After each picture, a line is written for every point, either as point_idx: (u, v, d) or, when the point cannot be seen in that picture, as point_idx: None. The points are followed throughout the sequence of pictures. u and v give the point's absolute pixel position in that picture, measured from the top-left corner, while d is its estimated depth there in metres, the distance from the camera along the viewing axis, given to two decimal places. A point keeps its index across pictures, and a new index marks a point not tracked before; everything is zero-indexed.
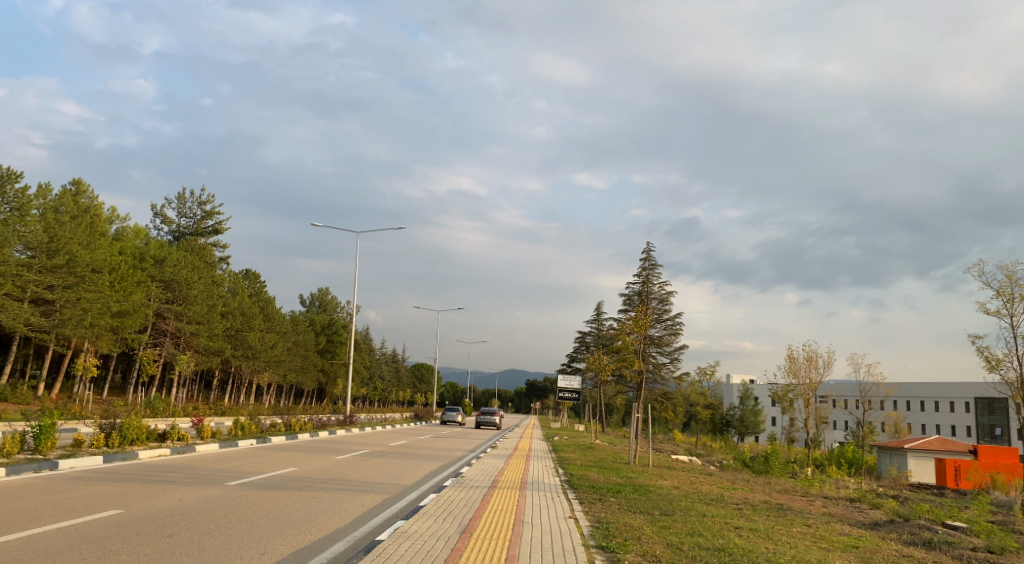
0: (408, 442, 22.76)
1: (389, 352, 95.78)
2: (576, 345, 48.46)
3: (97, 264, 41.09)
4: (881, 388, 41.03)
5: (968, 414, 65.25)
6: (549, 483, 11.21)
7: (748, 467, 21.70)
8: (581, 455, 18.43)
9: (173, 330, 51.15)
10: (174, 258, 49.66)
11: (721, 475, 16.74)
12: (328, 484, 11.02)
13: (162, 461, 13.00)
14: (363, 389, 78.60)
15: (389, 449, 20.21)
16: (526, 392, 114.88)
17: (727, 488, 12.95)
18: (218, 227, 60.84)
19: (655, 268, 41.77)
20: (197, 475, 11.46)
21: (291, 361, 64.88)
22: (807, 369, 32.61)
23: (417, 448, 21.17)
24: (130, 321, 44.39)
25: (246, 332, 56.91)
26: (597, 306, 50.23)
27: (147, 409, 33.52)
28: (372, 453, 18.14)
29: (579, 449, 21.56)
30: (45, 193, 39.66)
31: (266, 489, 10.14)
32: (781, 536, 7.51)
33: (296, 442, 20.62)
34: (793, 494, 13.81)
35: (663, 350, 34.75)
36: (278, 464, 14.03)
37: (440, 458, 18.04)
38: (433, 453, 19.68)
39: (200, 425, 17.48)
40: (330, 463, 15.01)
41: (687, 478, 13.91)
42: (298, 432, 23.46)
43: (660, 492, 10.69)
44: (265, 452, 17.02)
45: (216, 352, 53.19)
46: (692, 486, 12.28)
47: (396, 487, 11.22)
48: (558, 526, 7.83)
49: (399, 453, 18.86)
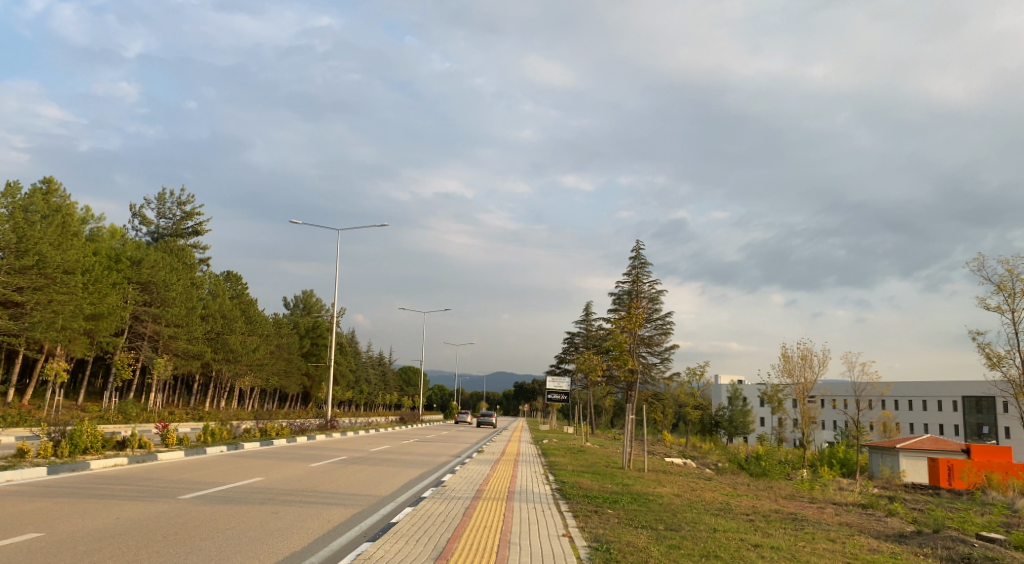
0: (391, 447, 21.70)
1: (375, 355, 94.55)
2: (565, 346, 47.53)
3: (69, 265, 39.76)
4: (874, 388, 40.30)
5: (956, 413, 64.84)
6: (539, 494, 10.17)
7: (745, 469, 20.86)
8: (571, 460, 17.44)
9: (150, 333, 49.77)
10: (151, 259, 48.31)
11: (721, 480, 15.85)
12: (294, 497, 9.89)
13: (115, 472, 11.90)
14: (348, 392, 77.37)
15: (370, 455, 19.16)
16: (515, 394, 113.99)
17: (732, 495, 11.99)
18: (198, 228, 59.49)
19: (645, 267, 40.96)
20: (150, 487, 10.33)
21: (274, 365, 63.55)
22: (802, 368, 31.75)
23: (400, 454, 20.12)
24: (104, 324, 43.06)
25: (226, 335, 55.56)
26: (586, 307, 49.34)
27: (119, 415, 32.29)
28: (351, 460, 17.08)
29: (570, 453, 20.57)
30: (13, 192, 38.32)
31: (222, 504, 9.02)
32: (809, 557, 6.53)
33: (271, 448, 19.54)
34: (801, 500, 12.85)
35: (653, 350, 33.89)
36: (246, 473, 12.96)
37: (423, 464, 17.02)
38: (416, 459, 18.60)
39: (166, 431, 16.37)
40: (303, 471, 13.93)
41: (688, 485, 12.95)
42: (274, 438, 22.37)
43: (663, 502, 9.70)
44: (236, 460, 15.93)
45: (195, 355, 51.90)
46: (697, 493, 11.30)
47: (369, 499, 10.12)
48: (549, 547, 6.77)
49: (379, 459, 17.80)
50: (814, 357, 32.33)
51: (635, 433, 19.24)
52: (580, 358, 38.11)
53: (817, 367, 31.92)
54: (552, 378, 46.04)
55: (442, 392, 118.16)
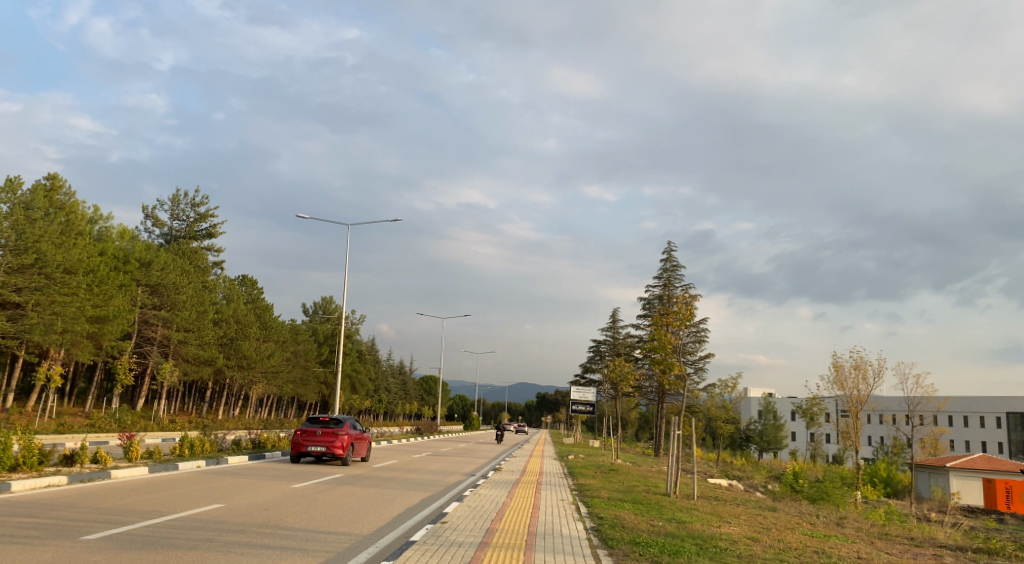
0: (399, 462, 19.12)
1: (396, 364, 92.32)
2: (590, 355, 44.88)
3: (71, 264, 37.82)
4: (929, 402, 37.18)
5: (1000, 430, 60.86)
6: (570, 538, 7.55)
7: (796, 493, 18.05)
8: (604, 482, 14.79)
9: (160, 338, 47.88)
10: (162, 261, 46.46)
11: (787, 511, 13.12)
12: (239, 538, 7.32)
13: (37, 496, 9.51)
14: (367, 401, 74.99)
15: (370, 472, 16.60)
16: (537, 406, 111.25)
17: (819, 538, 9.32)
18: (212, 230, 57.68)
19: (677, 270, 38.27)
20: (51, 520, 7.79)
21: (289, 372, 61.42)
22: (855, 379, 28.77)
23: (407, 471, 17.54)
24: (109, 327, 41.17)
25: (240, 340, 53.62)
26: (613, 313, 46.71)
27: (114, 423, 30.08)
28: (345, 479, 14.56)
29: (602, 472, 17.90)
30: (14, 188, 36.45)
31: (135, 552, 6.52)
32: None
33: (259, 463, 17.11)
34: (901, 543, 10.17)
35: (687, 359, 31.01)
36: (203, 499, 10.42)
37: (428, 485, 14.45)
38: (422, 477, 15.97)
39: (129, 443, 13.94)
40: (278, 496, 11.38)
41: (758, 521, 10.29)
42: (267, 451, 19.95)
43: (743, 555, 7.02)
44: (210, 478, 13.49)
45: (207, 361, 49.96)
46: (778, 537, 8.65)
47: (338, 543, 7.48)
48: None
49: (379, 478, 15.23)
50: (868, 367, 29.26)
51: (680, 434, 16.42)
52: (607, 366, 35.32)
53: (872, 380, 28.89)
54: (577, 388, 43.16)
55: (463, 402, 115.97)
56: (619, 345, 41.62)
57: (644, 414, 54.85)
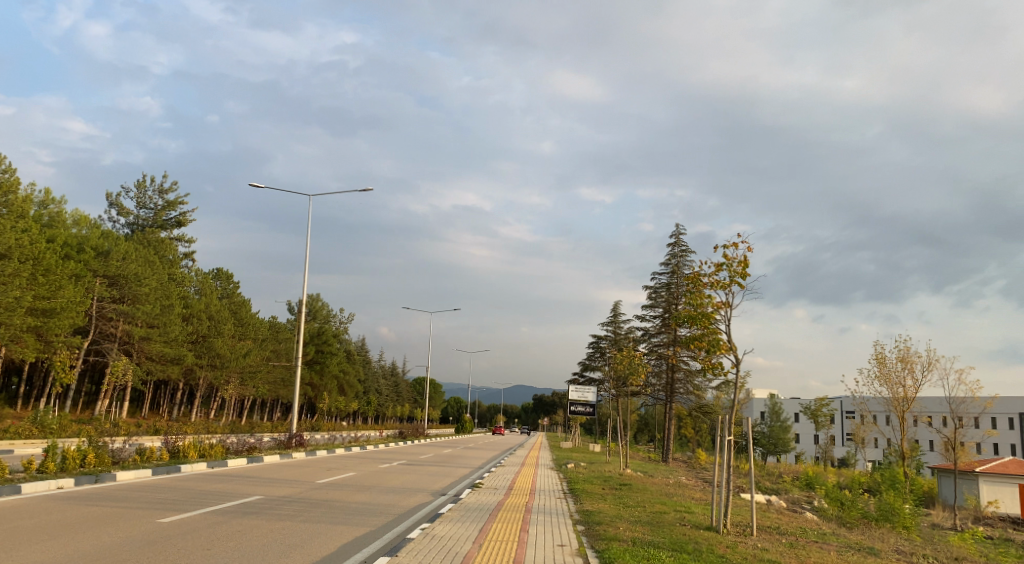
0: (353, 478, 15.02)
1: (387, 365, 88.15)
2: (590, 351, 40.90)
3: (8, 249, 33.23)
4: (972, 402, 33.27)
5: (1013, 431, 57.24)
6: None
7: (840, 511, 13.91)
8: (619, 507, 10.66)
9: (122, 335, 43.58)
10: (121, 250, 42.21)
11: (889, 555, 8.97)
12: None
13: None
14: (353, 403, 70.52)
15: (303, 493, 12.35)
16: (535, 408, 107.27)
17: None
18: (181, 219, 53.58)
19: (688, 255, 34.19)
20: None
21: (267, 373, 56.88)
22: (902, 374, 24.62)
23: (357, 489, 13.35)
24: (57, 321, 36.80)
25: (212, 338, 49.36)
26: (615, 306, 42.59)
27: (34, 428, 25.61)
28: (256, 506, 10.33)
29: (610, 489, 13.78)
30: None
31: None
32: None
33: (156, 480, 12.90)
34: None
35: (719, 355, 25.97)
36: None
37: (372, 516, 10.18)
38: (369, 502, 11.72)
39: None
40: (117, 541, 7.21)
41: None
42: (182, 462, 15.68)
43: None
44: (54, 508, 9.25)
45: (174, 360, 45.58)
46: None
47: None
48: None
49: (310, 504, 10.97)
50: (917, 359, 25.08)
51: (727, 437, 11.86)
52: (611, 361, 31.11)
53: (922, 374, 24.73)
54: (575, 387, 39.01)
55: (457, 402, 111.61)
56: (621, 339, 37.71)
57: (645, 416, 50.82)
